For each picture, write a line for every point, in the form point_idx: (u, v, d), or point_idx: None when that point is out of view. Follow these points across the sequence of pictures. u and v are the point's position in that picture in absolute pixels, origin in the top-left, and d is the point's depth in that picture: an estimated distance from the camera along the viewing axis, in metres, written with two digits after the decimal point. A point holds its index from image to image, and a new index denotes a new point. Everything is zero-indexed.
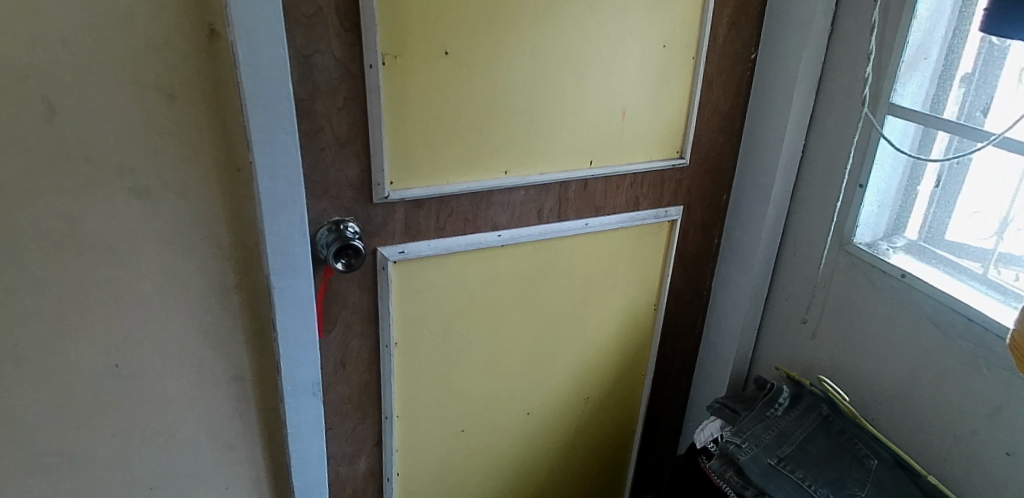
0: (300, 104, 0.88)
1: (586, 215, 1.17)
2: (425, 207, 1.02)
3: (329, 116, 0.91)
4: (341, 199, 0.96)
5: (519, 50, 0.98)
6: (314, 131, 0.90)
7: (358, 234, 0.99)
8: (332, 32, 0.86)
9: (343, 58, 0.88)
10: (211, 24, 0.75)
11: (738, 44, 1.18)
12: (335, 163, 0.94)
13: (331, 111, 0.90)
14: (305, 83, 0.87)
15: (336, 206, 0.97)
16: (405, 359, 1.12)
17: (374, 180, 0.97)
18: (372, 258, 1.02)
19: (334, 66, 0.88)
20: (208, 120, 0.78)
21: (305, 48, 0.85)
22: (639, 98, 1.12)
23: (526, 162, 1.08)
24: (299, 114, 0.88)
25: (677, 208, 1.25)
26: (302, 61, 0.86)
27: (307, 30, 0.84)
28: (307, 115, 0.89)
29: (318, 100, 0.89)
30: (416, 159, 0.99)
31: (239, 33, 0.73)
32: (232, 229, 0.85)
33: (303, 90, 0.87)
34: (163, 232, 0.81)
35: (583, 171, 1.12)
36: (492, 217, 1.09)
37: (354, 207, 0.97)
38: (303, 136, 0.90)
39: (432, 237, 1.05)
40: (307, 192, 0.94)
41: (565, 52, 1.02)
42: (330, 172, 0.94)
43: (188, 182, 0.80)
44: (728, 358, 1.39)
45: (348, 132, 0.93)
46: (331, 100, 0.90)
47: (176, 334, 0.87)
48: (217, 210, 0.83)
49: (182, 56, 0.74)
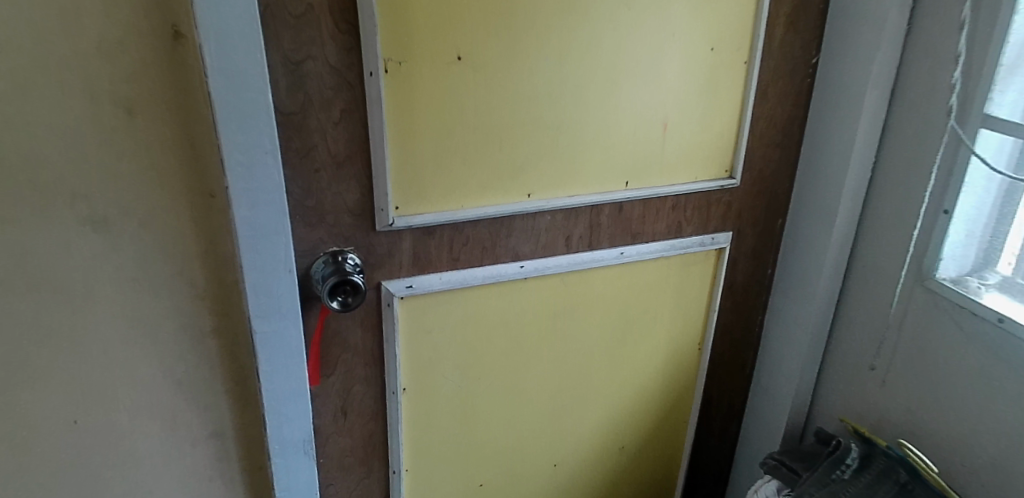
0: (289, 119, 0.76)
1: (622, 243, 1.03)
2: (436, 235, 0.90)
3: (324, 132, 0.79)
4: (339, 227, 0.84)
5: (545, 55, 0.85)
6: (306, 150, 0.78)
7: (358, 265, 0.86)
8: (326, 33, 0.74)
9: (338, 65, 0.76)
10: (175, 24, 0.63)
11: (796, 47, 1.02)
12: (331, 186, 0.82)
13: (326, 126, 0.78)
14: (295, 94, 0.75)
15: (334, 234, 0.85)
16: (414, 406, 0.99)
17: (376, 204, 0.84)
18: (376, 294, 0.90)
19: (328, 74, 0.76)
20: (178, 138, 0.66)
21: (293, 54, 0.73)
22: (684, 111, 0.98)
23: (552, 184, 0.94)
24: (288, 131, 0.77)
25: (725, 234, 1.10)
26: (290, 68, 0.74)
27: (295, 32, 0.72)
28: (298, 131, 0.77)
29: (311, 114, 0.77)
30: (426, 181, 0.86)
31: (205, 33, 0.61)
32: (208, 264, 0.72)
33: (293, 102, 0.75)
34: (127, 269, 0.69)
35: (618, 194, 0.98)
36: (513, 245, 0.96)
37: (354, 236, 0.86)
38: (294, 155, 0.78)
39: (444, 269, 0.93)
40: (300, 220, 0.82)
41: (599, 58, 0.89)
42: (326, 197, 0.82)
43: (155, 211, 0.68)
44: (783, 404, 1.22)
45: (346, 151, 0.81)
46: (325, 113, 0.78)
47: (145, 385, 0.75)
48: (190, 243, 0.70)
49: (144, 62, 0.63)
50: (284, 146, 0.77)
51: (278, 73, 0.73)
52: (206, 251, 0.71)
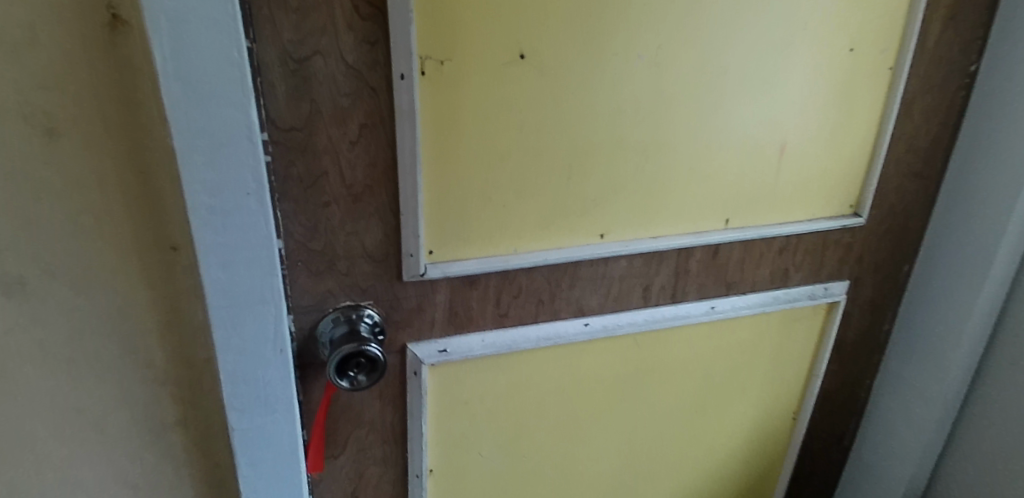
0: (289, 137, 0.56)
1: (713, 295, 0.81)
2: (479, 286, 0.69)
3: (336, 154, 0.58)
4: (354, 276, 0.64)
5: (635, 54, 0.63)
6: (312, 178, 0.58)
7: (371, 329, 0.66)
8: (342, 20, 0.53)
9: (358, 64, 0.55)
10: (111, 6, 0.42)
11: (956, 48, 0.77)
12: (345, 225, 0.61)
13: (339, 146, 0.58)
14: (297, 102, 0.54)
15: (346, 287, 0.64)
16: (443, 490, 0.79)
17: (403, 248, 0.64)
18: (399, 359, 0.70)
19: (344, 77, 0.55)
20: (124, 171, 0.46)
21: (296, 48, 0.52)
22: (807, 130, 0.75)
23: (633, 222, 0.72)
24: (288, 153, 0.56)
25: (841, 283, 0.87)
26: (290, 68, 0.53)
27: (298, 17, 0.51)
28: (300, 153, 0.56)
29: (319, 131, 0.56)
30: (469, 219, 0.65)
31: (150, 18, 0.39)
32: (168, 341, 0.52)
33: (294, 114, 0.55)
34: (58, 350, 0.49)
35: (714, 234, 0.76)
36: (578, 298, 0.74)
37: (374, 288, 0.65)
38: (296, 185, 0.58)
39: (488, 329, 0.72)
40: (303, 268, 0.62)
41: (706, 59, 0.66)
42: (338, 239, 0.61)
43: (93, 273, 0.48)
44: (893, 489, 0.99)
45: (366, 180, 0.60)
46: (339, 129, 0.57)
47: (87, 492, 0.56)
48: (145, 314, 0.50)
49: (72, 61, 0.42)
50: (282, 172, 0.57)
51: (273, 74, 0.53)
52: (167, 325, 0.51)
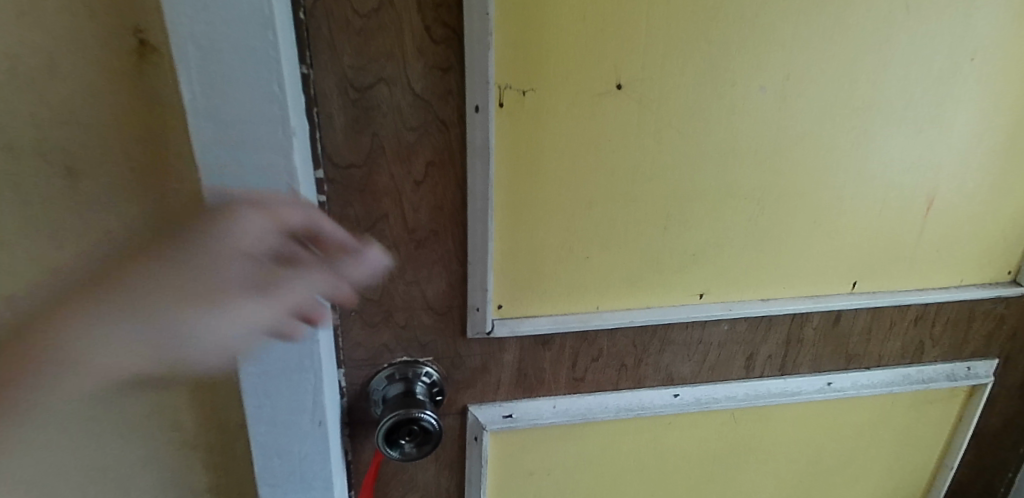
0: (346, 175, 0.49)
1: (831, 369, 0.68)
2: (554, 347, 0.60)
3: (399, 195, 0.51)
4: (412, 330, 0.57)
5: (754, 87, 0.53)
6: (370, 220, 0.51)
7: (431, 384, 0.59)
8: (410, 44, 0.46)
9: (427, 94, 0.48)
10: (141, 35, 0.39)
11: None
12: (406, 274, 0.54)
13: (402, 186, 0.50)
14: (356, 136, 0.48)
15: (403, 341, 0.57)
16: None
17: (467, 302, 0.56)
18: (459, 421, 0.62)
19: (411, 108, 0.48)
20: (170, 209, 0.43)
21: (358, 74, 0.46)
22: (964, 180, 0.61)
23: (738, 281, 0.61)
24: (345, 193, 0.49)
25: (990, 362, 0.72)
26: (351, 97, 0.46)
27: (362, 40, 0.45)
28: (358, 192, 0.50)
29: (380, 168, 0.49)
30: (546, 271, 0.56)
31: (177, 43, 0.36)
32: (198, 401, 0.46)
33: (352, 148, 0.48)
34: (86, 396, 0.45)
35: (837, 300, 0.64)
36: (668, 364, 0.64)
37: (435, 344, 0.58)
38: (352, 228, 0.51)
39: (562, 394, 0.63)
40: (358, 319, 0.55)
41: (841, 94, 0.55)
42: (398, 288, 0.54)
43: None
44: None
45: (431, 224, 0.52)
46: (402, 167, 0.50)
47: None
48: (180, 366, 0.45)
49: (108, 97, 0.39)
50: (337, 213, 0.50)
51: (332, 104, 0.46)
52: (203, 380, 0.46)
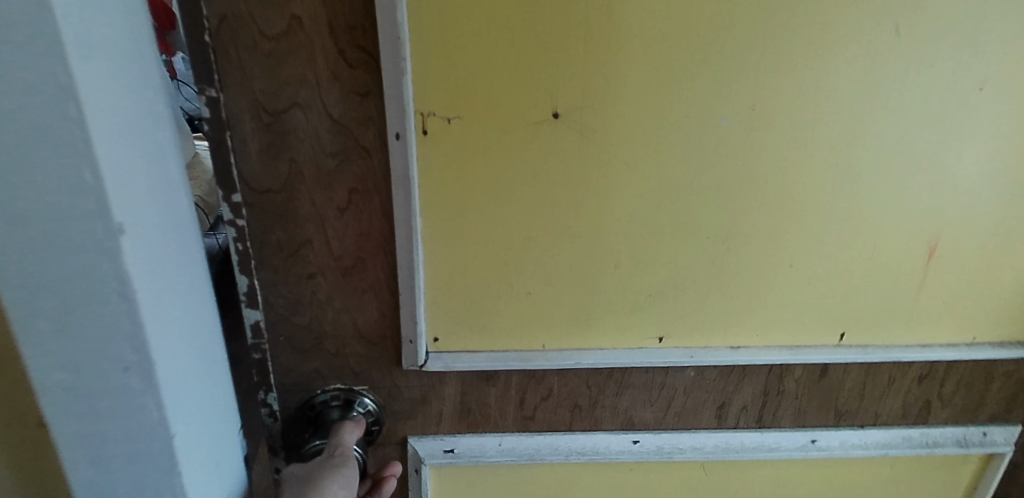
0: (265, 199, 0.47)
1: (816, 425, 0.61)
2: (497, 383, 0.57)
3: (322, 221, 0.48)
4: (345, 357, 0.55)
5: (714, 116, 0.47)
6: (293, 245, 0.49)
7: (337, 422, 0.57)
8: (323, 68, 0.42)
9: (346, 120, 0.44)
10: None
11: None
12: (335, 301, 0.52)
13: (325, 212, 0.48)
14: (272, 161, 0.45)
15: (338, 369, 0.55)
16: None
17: (404, 334, 0.53)
18: (399, 451, 0.60)
19: (328, 133, 0.45)
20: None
21: (269, 98, 0.43)
22: (978, 225, 0.52)
23: (701, 326, 0.55)
24: (265, 216, 0.48)
25: (1013, 429, 0.63)
26: (265, 120, 0.44)
27: (270, 64, 0.42)
28: (278, 217, 0.48)
29: (300, 194, 0.47)
30: (483, 307, 0.53)
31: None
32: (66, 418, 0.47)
33: (267, 172, 0.46)
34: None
35: (820, 354, 0.57)
36: (626, 407, 0.60)
37: (370, 373, 0.56)
38: (275, 252, 0.49)
39: (509, 431, 0.60)
40: (288, 343, 0.54)
41: (820, 125, 0.48)
42: (327, 316, 0.52)
43: None
44: None
45: (357, 252, 0.50)
46: (323, 193, 0.47)
47: None
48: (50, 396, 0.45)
49: None
50: (259, 237, 0.48)
51: (244, 128, 0.44)
52: None
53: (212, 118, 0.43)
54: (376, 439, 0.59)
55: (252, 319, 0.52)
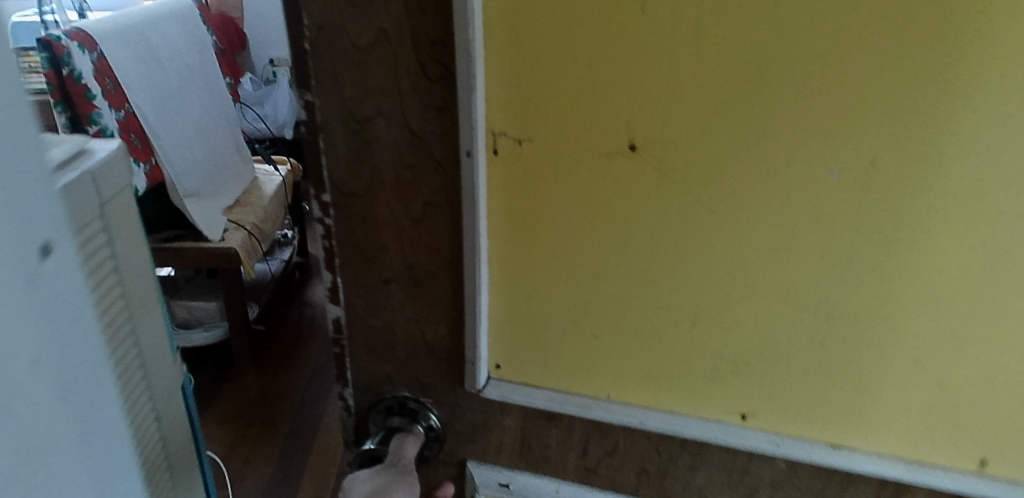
0: (350, 201, 0.49)
1: None
2: (557, 428, 0.53)
3: (398, 229, 0.49)
4: (413, 367, 0.55)
5: (823, 170, 0.39)
6: (372, 249, 0.51)
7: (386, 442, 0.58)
8: (405, 81, 0.43)
9: (423, 133, 0.45)
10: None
11: None
12: (406, 310, 0.53)
13: (401, 221, 0.49)
14: (357, 166, 0.48)
15: (405, 376, 0.56)
16: None
17: (468, 356, 0.52)
18: (457, 473, 0.59)
19: (407, 145, 0.46)
20: None
21: (356, 106, 0.45)
22: None
23: (793, 414, 0.47)
24: (349, 218, 0.50)
25: None
26: (353, 126, 0.46)
27: (359, 74, 0.44)
28: (359, 218, 0.50)
29: (380, 200, 0.48)
30: (547, 342, 0.50)
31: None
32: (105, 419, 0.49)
33: (351, 177, 0.48)
34: None
35: (949, 476, 0.46)
36: (700, 487, 0.52)
37: (434, 387, 0.55)
38: (356, 253, 0.51)
39: (568, 479, 0.56)
40: (363, 343, 0.56)
41: (970, 196, 0.38)
42: (398, 323, 0.53)
43: None
44: None
45: (429, 264, 0.50)
46: (400, 202, 0.48)
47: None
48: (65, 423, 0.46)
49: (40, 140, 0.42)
50: (343, 237, 0.51)
51: (334, 133, 0.47)
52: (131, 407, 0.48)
53: (308, 121, 0.47)
54: (434, 455, 0.58)
55: (332, 314, 0.55)
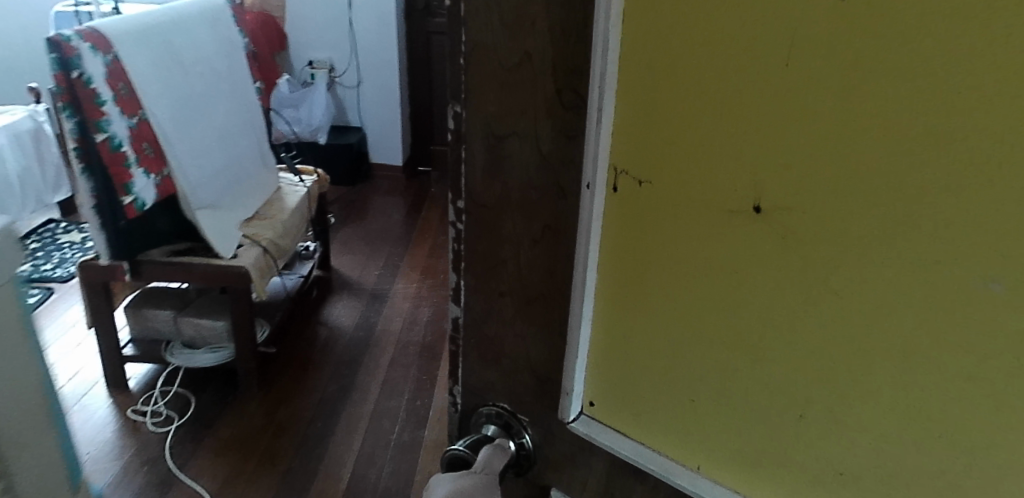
0: (479, 210, 0.49)
1: None
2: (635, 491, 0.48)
3: (518, 248, 0.48)
4: (515, 381, 0.54)
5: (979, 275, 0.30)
6: (491, 260, 0.50)
7: (499, 425, 0.56)
8: (541, 105, 0.42)
9: (552, 160, 0.43)
10: None
11: None
12: (516, 325, 0.51)
13: (521, 240, 0.47)
14: (491, 178, 0.47)
15: (507, 388, 0.55)
16: None
17: (564, 385, 0.49)
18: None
19: (535, 168, 0.44)
20: None
21: (496, 123, 0.45)
22: None
23: None
24: (477, 226, 0.50)
25: None
26: (490, 138, 0.46)
27: (501, 91, 0.44)
28: (482, 211, 0.49)
29: (506, 215, 0.48)
30: (638, 391, 0.47)
31: None
32: None
33: (484, 185, 0.48)
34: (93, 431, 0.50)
35: None
36: None
37: (532, 405, 0.53)
38: (479, 261, 0.51)
39: None
40: (477, 345, 0.55)
41: None
42: (507, 333, 0.52)
43: None
44: None
45: (539, 289, 0.48)
46: (522, 222, 0.47)
47: None
48: None
49: None
50: (470, 243, 0.51)
51: (475, 143, 0.47)
52: None
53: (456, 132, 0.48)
54: (525, 472, 0.56)
55: (455, 312, 0.56)
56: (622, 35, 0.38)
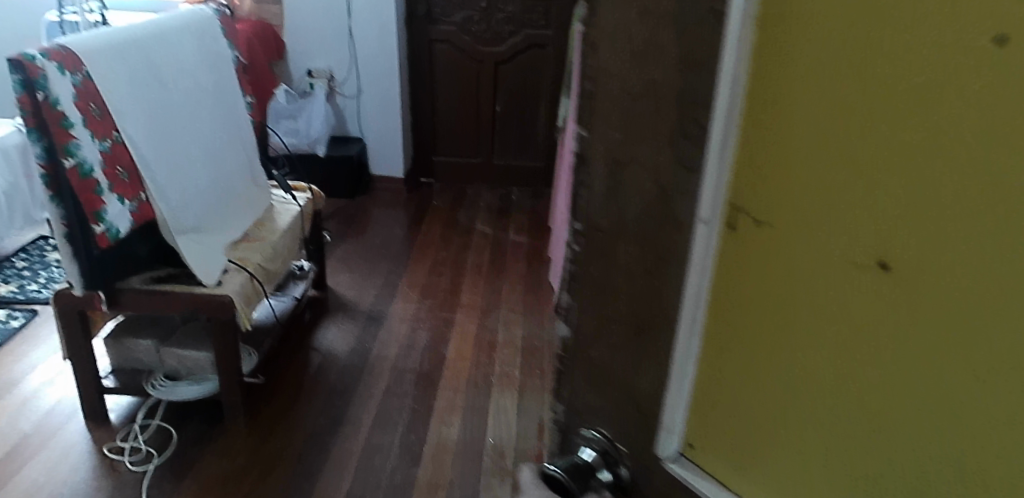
0: (593, 224, 0.33)
1: None
2: None
3: (629, 288, 0.32)
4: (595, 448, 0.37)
5: None
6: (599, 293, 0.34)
7: (600, 447, 0.36)
8: (673, 76, 0.26)
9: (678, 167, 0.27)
10: None
11: None
12: (622, 377, 0.34)
13: (631, 277, 0.32)
14: (607, 192, 0.31)
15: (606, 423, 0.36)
16: None
17: (659, 416, 0.32)
18: None
19: (654, 179, 0.28)
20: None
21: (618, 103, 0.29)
22: None
23: None
24: (589, 240, 0.34)
25: None
26: (612, 161, 0.30)
27: (631, 56, 0.28)
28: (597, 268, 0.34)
29: (618, 239, 0.32)
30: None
31: None
32: None
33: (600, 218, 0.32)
34: None
35: None
36: None
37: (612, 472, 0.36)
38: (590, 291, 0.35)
39: None
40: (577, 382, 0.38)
41: None
42: (609, 380, 0.35)
43: None
44: None
45: (639, 349, 0.32)
46: (635, 252, 0.31)
47: None
48: None
49: None
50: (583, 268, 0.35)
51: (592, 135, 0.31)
52: None
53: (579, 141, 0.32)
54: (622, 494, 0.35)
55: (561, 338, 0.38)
56: (750, 44, 0.23)
